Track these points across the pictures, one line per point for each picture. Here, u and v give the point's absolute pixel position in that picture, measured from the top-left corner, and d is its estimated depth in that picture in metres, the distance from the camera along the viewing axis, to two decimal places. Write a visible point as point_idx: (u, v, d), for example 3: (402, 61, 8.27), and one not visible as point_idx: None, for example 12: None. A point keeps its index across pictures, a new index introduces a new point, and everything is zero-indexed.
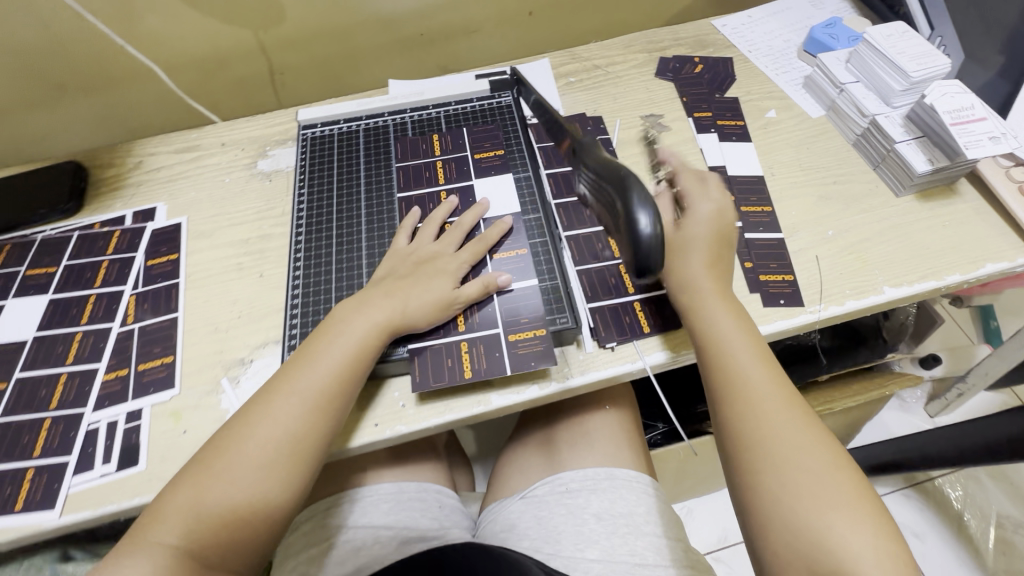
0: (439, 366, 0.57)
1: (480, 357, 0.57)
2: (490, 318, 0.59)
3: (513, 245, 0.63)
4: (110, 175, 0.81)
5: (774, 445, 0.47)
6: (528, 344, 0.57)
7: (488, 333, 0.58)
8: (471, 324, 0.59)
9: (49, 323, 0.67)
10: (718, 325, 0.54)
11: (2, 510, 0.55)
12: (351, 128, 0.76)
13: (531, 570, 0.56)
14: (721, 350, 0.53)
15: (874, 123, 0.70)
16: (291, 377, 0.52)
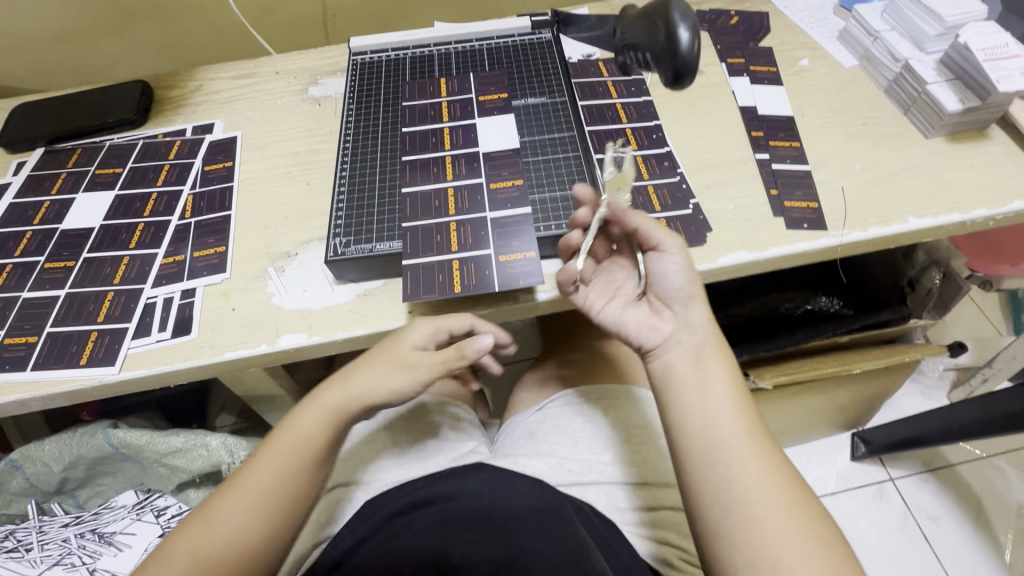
0: (427, 278, 0.59)
1: (471, 273, 0.59)
2: (480, 238, 0.61)
3: (509, 177, 0.65)
4: (173, 95, 0.86)
5: (726, 488, 0.46)
6: (518, 265, 0.59)
7: (479, 251, 0.60)
8: (464, 245, 0.60)
9: (114, 214, 0.72)
10: (714, 386, 0.51)
11: (69, 363, 0.60)
12: (398, 57, 0.81)
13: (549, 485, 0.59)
14: (710, 408, 0.50)
15: (906, 66, 0.72)
16: (285, 433, 0.55)
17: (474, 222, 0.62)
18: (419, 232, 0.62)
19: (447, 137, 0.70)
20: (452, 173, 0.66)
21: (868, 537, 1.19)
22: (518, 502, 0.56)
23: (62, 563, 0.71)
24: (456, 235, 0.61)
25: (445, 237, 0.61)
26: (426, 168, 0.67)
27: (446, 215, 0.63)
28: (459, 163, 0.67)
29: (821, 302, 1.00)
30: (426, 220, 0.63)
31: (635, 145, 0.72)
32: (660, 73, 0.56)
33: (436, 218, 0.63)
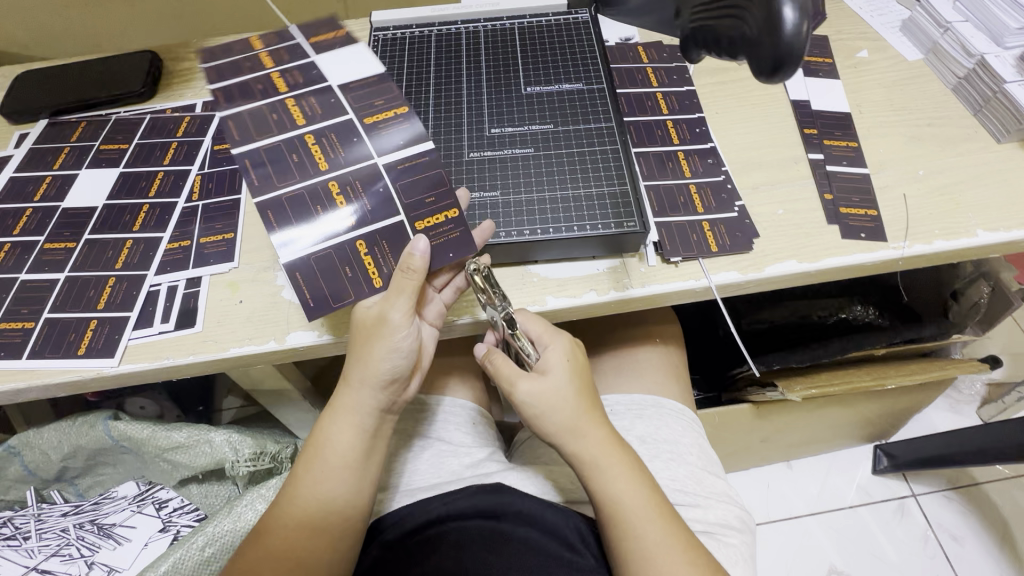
0: (329, 273, 0.50)
1: (383, 256, 0.51)
2: (385, 203, 0.52)
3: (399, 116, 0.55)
4: (184, 68, 0.81)
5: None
6: (441, 234, 0.52)
7: (382, 223, 0.52)
8: (362, 213, 0.52)
9: (118, 193, 0.68)
10: (616, 510, 0.49)
11: (66, 353, 0.57)
12: (423, 34, 0.75)
13: (544, 515, 0.54)
14: (616, 537, 0.49)
15: (982, 62, 0.66)
16: (328, 425, 0.52)
17: (369, 184, 0.52)
18: (285, 203, 0.50)
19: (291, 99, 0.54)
20: (314, 123, 0.53)
21: (885, 555, 1.02)
22: (535, 534, 0.51)
23: (60, 555, 0.70)
24: (343, 205, 0.51)
25: (331, 212, 0.51)
26: (277, 124, 0.53)
27: (321, 178, 0.51)
28: (308, 105, 0.54)
29: (857, 311, 0.91)
30: (289, 188, 0.51)
31: (677, 139, 0.66)
32: (754, 64, 0.47)
33: (313, 183, 0.51)
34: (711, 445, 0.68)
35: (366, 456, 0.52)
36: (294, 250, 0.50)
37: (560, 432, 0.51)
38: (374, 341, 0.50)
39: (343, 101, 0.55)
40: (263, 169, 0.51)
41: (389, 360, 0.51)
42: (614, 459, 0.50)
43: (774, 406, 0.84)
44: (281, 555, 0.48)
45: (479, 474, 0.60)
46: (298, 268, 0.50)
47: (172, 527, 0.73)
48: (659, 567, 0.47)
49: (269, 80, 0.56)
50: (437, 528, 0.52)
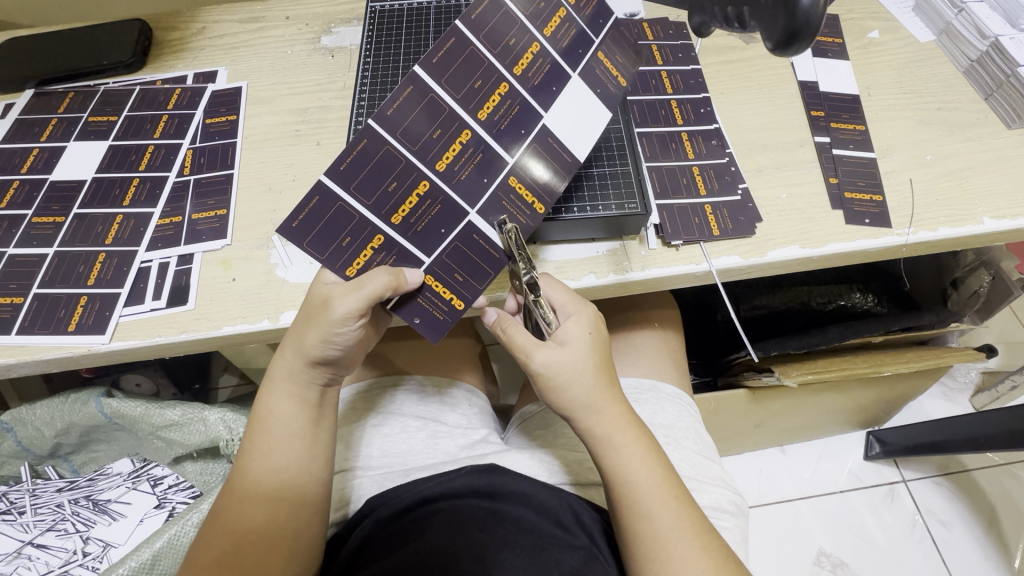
0: (332, 229, 0.48)
1: (379, 261, 0.50)
2: (429, 238, 0.51)
3: (528, 172, 0.52)
4: (175, 38, 0.78)
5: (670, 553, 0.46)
6: (432, 302, 0.52)
7: (409, 246, 0.50)
8: (406, 227, 0.50)
9: (107, 167, 0.66)
10: (628, 488, 0.49)
11: (56, 330, 0.56)
12: (421, 6, 0.73)
13: (533, 494, 0.53)
14: (627, 515, 0.48)
15: (996, 45, 0.64)
16: (268, 399, 0.51)
17: (438, 218, 0.50)
18: (382, 157, 0.47)
19: (524, 67, 0.49)
20: (487, 125, 0.49)
21: (874, 538, 1.03)
22: (529, 514, 0.51)
23: (55, 530, 0.71)
24: (411, 207, 0.49)
25: (399, 199, 0.49)
26: (469, 96, 0.48)
27: (425, 167, 0.49)
28: (504, 110, 0.50)
29: (855, 299, 0.89)
30: (403, 145, 0.47)
31: (680, 120, 0.65)
32: (766, 31, 0.45)
33: (415, 166, 0.48)
34: (706, 429, 0.68)
35: (314, 426, 0.51)
36: (347, 194, 0.47)
37: (577, 406, 0.50)
38: (313, 324, 0.48)
39: (531, 139, 0.51)
40: (408, 105, 0.46)
41: (323, 349, 0.48)
42: (629, 438, 0.50)
43: (771, 392, 0.83)
44: (248, 531, 0.47)
45: (474, 454, 0.61)
46: (326, 199, 0.47)
47: (167, 504, 0.74)
48: (670, 548, 0.46)
49: (540, 20, 0.49)
50: (431, 507, 0.52)
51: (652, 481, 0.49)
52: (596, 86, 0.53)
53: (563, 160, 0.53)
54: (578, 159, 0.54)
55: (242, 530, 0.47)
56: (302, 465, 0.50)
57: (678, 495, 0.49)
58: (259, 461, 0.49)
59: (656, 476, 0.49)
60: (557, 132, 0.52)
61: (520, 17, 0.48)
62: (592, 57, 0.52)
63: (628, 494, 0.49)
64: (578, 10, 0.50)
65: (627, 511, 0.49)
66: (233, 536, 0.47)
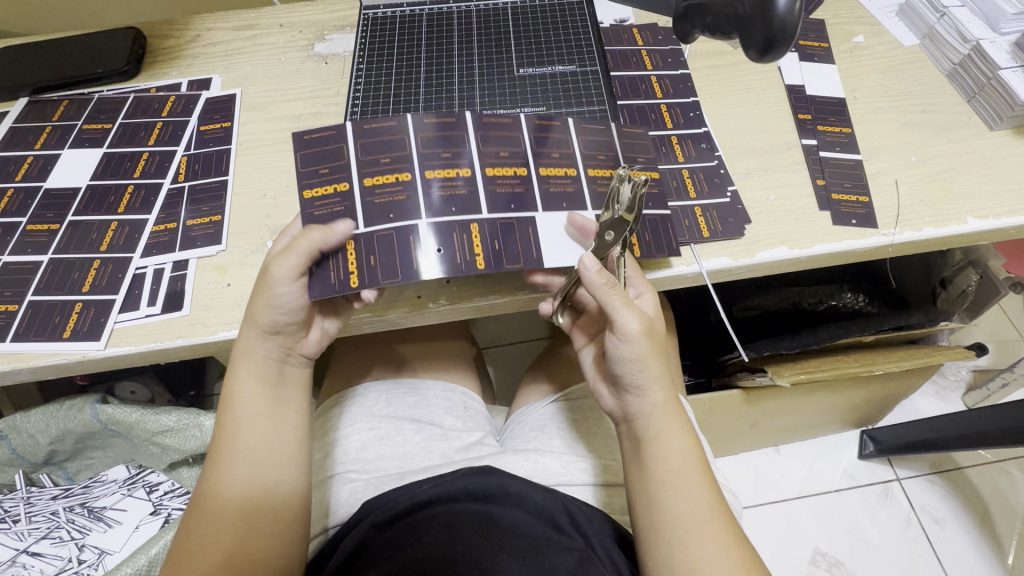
0: (322, 157, 0.55)
1: (327, 205, 0.53)
2: (374, 213, 0.52)
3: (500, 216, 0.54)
4: (168, 45, 0.78)
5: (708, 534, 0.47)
6: (336, 270, 0.51)
7: (359, 212, 0.52)
8: (368, 195, 0.53)
9: (101, 174, 0.66)
10: (678, 468, 0.49)
11: (51, 336, 0.56)
12: (414, 13, 0.74)
13: (507, 481, 0.54)
14: (671, 494, 0.48)
15: (977, 48, 0.66)
16: (231, 385, 0.50)
17: (397, 206, 0.53)
18: (397, 139, 0.55)
19: (551, 175, 0.56)
20: (487, 179, 0.55)
21: (868, 537, 1.04)
22: (524, 517, 0.52)
23: (49, 538, 0.71)
24: (384, 182, 0.54)
25: (378, 170, 0.54)
26: (492, 155, 0.56)
27: (418, 169, 0.54)
28: (507, 182, 0.55)
29: (848, 299, 0.90)
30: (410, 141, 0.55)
31: (670, 124, 0.65)
32: (745, 40, 0.46)
33: (411, 160, 0.54)
34: (699, 430, 0.68)
35: (277, 403, 0.51)
36: (353, 144, 0.55)
37: (642, 382, 0.50)
38: (261, 291, 0.50)
39: (514, 216, 0.54)
40: (444, 131, 0.56)
41: (272, 313, 0.50)
42: (676, 424, 0.51)
43: (764, 391, 0.84)
44: (221, 518, 0.46)
45: (470, 457, 0.61)
46: (335, 137, 0.55)
47: (163, 510, 0.73)
48: (706, 531, 0.47)
49: (591, 162, 0.58)
50: (428, 510, 0.52)
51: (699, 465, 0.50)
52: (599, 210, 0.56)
53: (529, 255, 0.53)
54: (541, 262, 0.53)
55: (221, 515, 0.47)
56: (270, 447, 0.50)
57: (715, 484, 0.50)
58: (234, 446, 0.49)
59: (695, 460, 0.50)
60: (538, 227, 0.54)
61: (577, 152, 0.58)
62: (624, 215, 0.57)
63: (679, 473, 0.49)
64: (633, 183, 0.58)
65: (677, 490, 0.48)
66: (213, 523, 0.46)
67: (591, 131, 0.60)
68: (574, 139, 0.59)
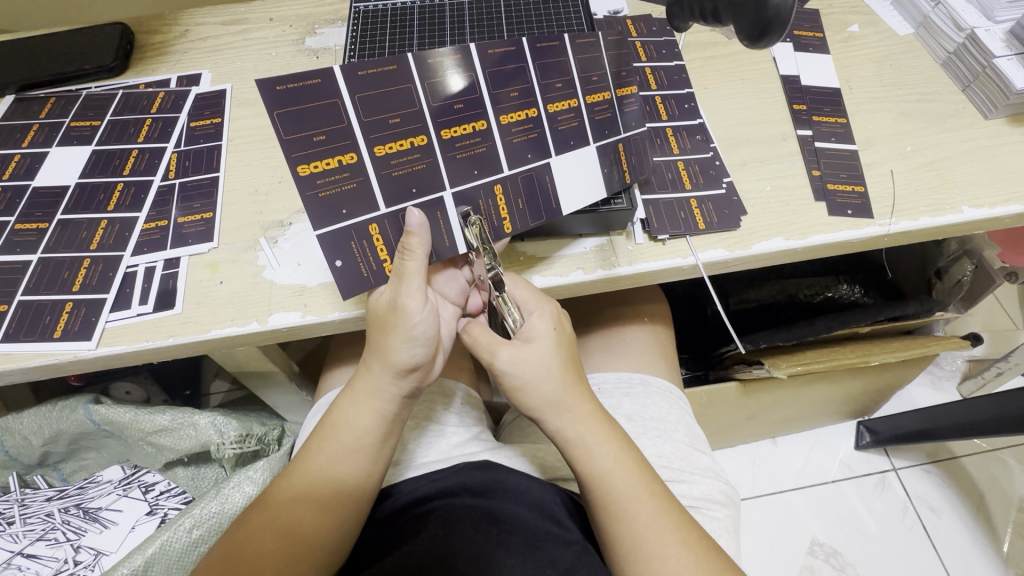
0: (310, 115, 0.45)
1: (338, 179, 0.47)
2: (397, 192, 0.50)
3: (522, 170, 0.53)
4: (156, 41, 0.77)
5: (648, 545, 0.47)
6: (365, 255, 0.50)
7: (374, 186, 0.49)
8: (387, 160, 0.48)
9: (91, 172, 0.66)
10: (603, 490, 0.49)
11: (41, 336, 0.55)
12: (405, 6, 0.74)
13: (552, 510, 0.54)
14: (605, 517, 0.49)
15: (972, 36, 0.65)
16: (344, 415, 0.51)
17: (417, 176, 0.50)
18: (399, 88, 0.47)
19: (557, 109, 0.54)
20: (502, 129, 0.52)
21: (866, 527, 1.05)
22: (522, 511, 0.52)
23: (45, 539, 0.70)
24: (399, 149, 0.48)
25: (390, 135, 0.48)
26: (502, 98, 0.51)
27: (430, 125, 0.49)
28: (523, 128, 0.52)
29: (844, 290, 0.90)
30: (417, 91, 0.48)
31: (665, 115, 0.65)
32: (742, 35, 0.46)
33: (424, 116, 0.49)
34: (697, 422, 0.69)
35: (382, 443, 0.51)
36: (352, 99, 0.46)
37: (543, 407, 0.50)
38: (389, 331, 0.50)
39: (532, 166, 0.54)
40: (449, 66, 0.48)
41: (408, 350, 0.50)
42: (600, 437, 0.50)
43: (761, 384, 0.84)
44: (286, 528, 0.47)
45: (468, 453, 0.61)
46: (325, 87, 0.45)
47: (159, 510, 0.73)
48: (648, 548, 0.47)
49: (589, 87, 0.55)
50: (426, 506, 0.52)
51: (628, 477, 0.49)
52: (607, 166, 0.56)
53: (548, 206, 0.55)
54: (561, 211, 0.55)
55: (277, 527, 0.47)
56: (362, 480, 0.50)
57: (655, 489, 0.49)
58: (319, 466, 0.50)
59: (626, 463, 0.49)
60: (557, 174, 0.55)
61: (575, 76, 0.54)
62: (609, 145, 0.56)
63: (601, 487, 0.49)
64: (618, 101, 0.56)
65: (601, 505, 0.49)
66: (271, 537, 0.46)
67: (585, 45, 0.54)
68: (569, 58, 0.53)
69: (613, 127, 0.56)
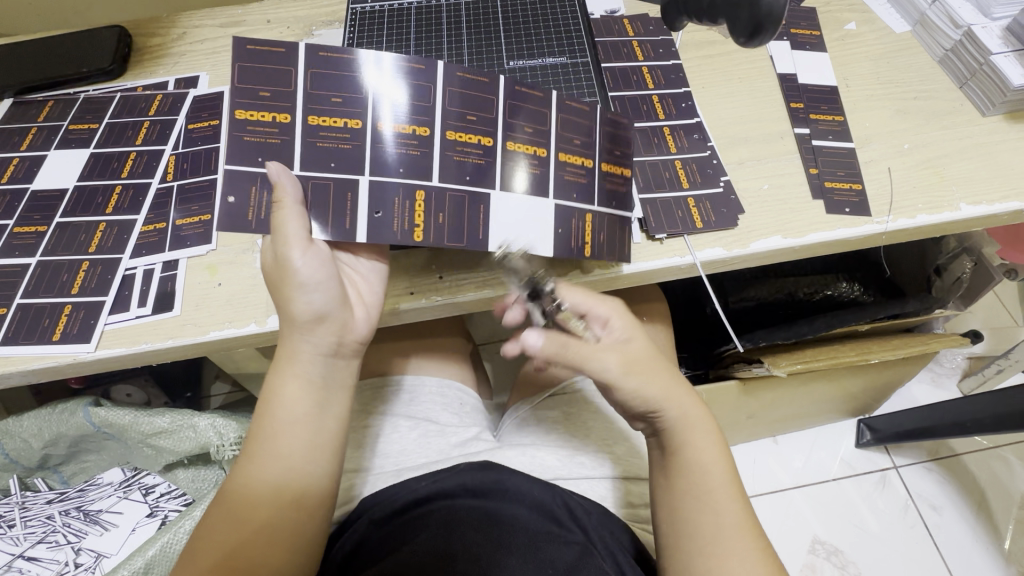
0: (270, 74, 0.48)
1: (263, 129, 0.48)
2: (313, 155, 0.49)
3: (450, 194, 0.51)
4: (154, 44, 0.77)
5: (734, 539, 0.47)
6: (260, 201, 0.48)
7: (296, 146, 0.48)
8: (315, 132, 0.49)
9: (89, 175, 0.66)
10: (705, 480, 0.49)
11: (40, 339, 0.55)
12: (402, 7, 0.74)
13: (547, 504, 0.53)
14: (699, 505, 0.49)
15: (969, 34, 0.65)
16: (271, 389, 0.49)
17: (339, 155, 0.49)
18: (348, 75, 0.49)
19: (520, 152, 0.53)
20: (444, 143, 0.51)
21: (867, 525, 1.05)
22: (523, 512, 0.52)
23: (46, 542, 0.71)
24: (330, 125, 0.49)
25: (325, 111, 0.49)
26: (455, 117, 0.51)
27: (372, 117, 0.49)
28: (467, 151, 0.51)
29: (843, 288, 0.90)
30: (368, 81, 0.49)
31: (662, 115, 0.65)
32: (736, 36, 0.48)
33: (365, 105, 0.49)
34: None
35: (318, 411, 0.49)
36: (305, 72, 0.48)
37: (662, 394, 0.49)
38: (283, 288, 0.47)
39: (467, 190, 0.51)
40: (409, 75, 0.50)
41: (304, 301, 0.47)
42: (708, 430, 0.52)
43: (760, 383, 0.84)
44: (250, 518, 0.46)
45: (467, 454, 0.61)
46: (286, 56, 0.48)
47: (159, 512, 0.73)
48: (736, 541, 0.47)
49: (564, 145, 0.54)
50: (425, 507, 0.52)
51: (722, 472, 0.50)
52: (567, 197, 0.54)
53: (472, 234, 0.51)
54: (485, 244, 0.52)
55: (242, 518, 0.46)
56: (307, 454, 0.48)
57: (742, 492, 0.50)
58: (267, 451, 0.48)
59: (721, 459, 0.51)
60: (491, 206, 0.52)
61: (553, 129, 0.54)
62: (576, 210, 0.54)
63: (704, 475, 0.49)
64: (601, 172, 0.56)
65: (699, 493, 0.49)
66: (234, 529, 0.46)
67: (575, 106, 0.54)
68: (551, 114, 0.54)
69: (585, 195, 0.55)
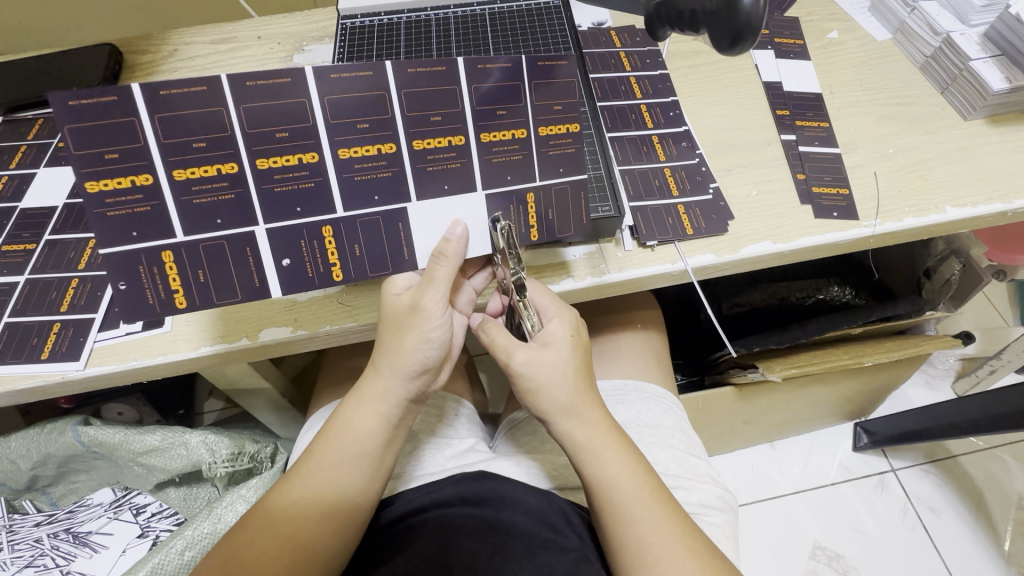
0: (111, 133, 0.42)
1: (126, 204, 0.44)
2: (194, 217, 0.46)
3: (358, 224, 0.49)
4: (145, 61, 0.78)
5: (658, 548, 0.46)
6: (155, 285, 0.47)
7: (172, 219, 0.45)
8: (180, 186, 0.44)
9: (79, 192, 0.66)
10: (611, 495, 0.48)
11: (28, 358, 0.55)
12: (392, 21, 0.75)
13: (546, 515, 0.53)
14: (609, 523, 0.48)
15: (948, 40, 0.66)
16: (344, 420, 0.50)
17: (304, 195, 0.47)
18: (213, 110, 0.43)
19: (495, 140, 0.49)
20: (339, 163, 0.46)
21: (866, 529, 1.04)
22: (520, 519, 0.51)
23: (33, 566, 0.69)
24: (203, 175, 0.45)
25: (190, 160, 0.44)
26: (344, 131, 0.45)
27: (246, 151, 0.44)
28: (368, 166, 0.47)
29: (835, 292, 0.90)
30: (233, 113, 0.43)
31: (650, 123, 0.66)
32: (716, 42, 0.48)
33: (319, 132, 0.45)
34: (691, 427, 0.68)
35: (386, 447, 0.51)
36: (237, 110, 0.43)
37: (555, 409, 0.49)
38: (404, 333, 0.49)
39: (380, 210, 0.49)
40: (356, 85, 0.44)
41: (421, 350, 0.49)
42: (609, 441, 0.50)
43: (755, 388, 0.84)
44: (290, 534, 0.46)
45: (463, 464, 0.60)
46: (122, 105, 0.41)
47: (151, 533, 0.72)
48: (657, 556, 0.46)
49: (489, 121, 0.48)
50: (420, 517, 0.52)
51: (635, 479, 0.49)
52: (499, 211, 0.51)
53: (399, 257, 0.51)
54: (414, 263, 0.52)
55: (283, 533, 0.46)
56: (365, 485, 0.49)
57: (662, 496, 0.49)
58: (323, 469, 0.49)
59: (635, 467, 0.49)
60: (410, 223, 0.50)
61: (468, 109, 0.47)
62: (517, 192, 0.51)
63: (607, 490, 0.48)
64: (539, 141, 0.50)
65: (608, 508, 0.48)
66: (270, 545, 0.46)
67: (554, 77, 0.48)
68: (461, 91, 0.47)
69: (524, 170, 0.51)
